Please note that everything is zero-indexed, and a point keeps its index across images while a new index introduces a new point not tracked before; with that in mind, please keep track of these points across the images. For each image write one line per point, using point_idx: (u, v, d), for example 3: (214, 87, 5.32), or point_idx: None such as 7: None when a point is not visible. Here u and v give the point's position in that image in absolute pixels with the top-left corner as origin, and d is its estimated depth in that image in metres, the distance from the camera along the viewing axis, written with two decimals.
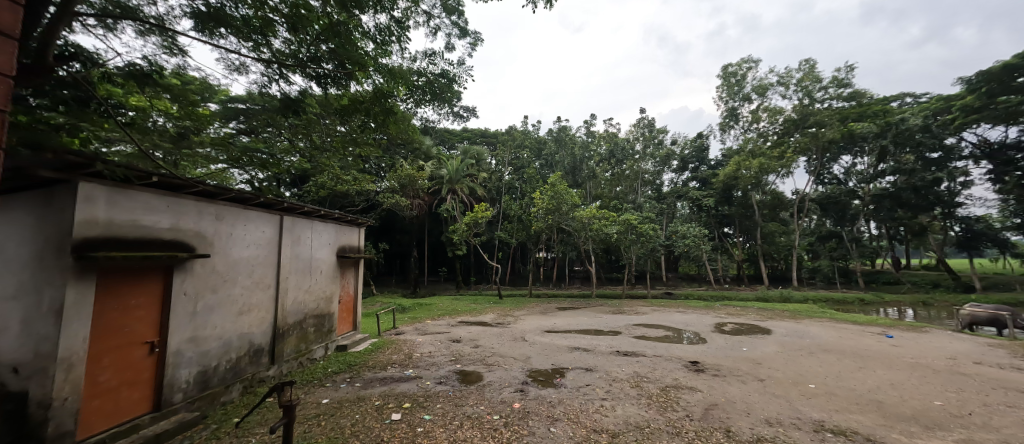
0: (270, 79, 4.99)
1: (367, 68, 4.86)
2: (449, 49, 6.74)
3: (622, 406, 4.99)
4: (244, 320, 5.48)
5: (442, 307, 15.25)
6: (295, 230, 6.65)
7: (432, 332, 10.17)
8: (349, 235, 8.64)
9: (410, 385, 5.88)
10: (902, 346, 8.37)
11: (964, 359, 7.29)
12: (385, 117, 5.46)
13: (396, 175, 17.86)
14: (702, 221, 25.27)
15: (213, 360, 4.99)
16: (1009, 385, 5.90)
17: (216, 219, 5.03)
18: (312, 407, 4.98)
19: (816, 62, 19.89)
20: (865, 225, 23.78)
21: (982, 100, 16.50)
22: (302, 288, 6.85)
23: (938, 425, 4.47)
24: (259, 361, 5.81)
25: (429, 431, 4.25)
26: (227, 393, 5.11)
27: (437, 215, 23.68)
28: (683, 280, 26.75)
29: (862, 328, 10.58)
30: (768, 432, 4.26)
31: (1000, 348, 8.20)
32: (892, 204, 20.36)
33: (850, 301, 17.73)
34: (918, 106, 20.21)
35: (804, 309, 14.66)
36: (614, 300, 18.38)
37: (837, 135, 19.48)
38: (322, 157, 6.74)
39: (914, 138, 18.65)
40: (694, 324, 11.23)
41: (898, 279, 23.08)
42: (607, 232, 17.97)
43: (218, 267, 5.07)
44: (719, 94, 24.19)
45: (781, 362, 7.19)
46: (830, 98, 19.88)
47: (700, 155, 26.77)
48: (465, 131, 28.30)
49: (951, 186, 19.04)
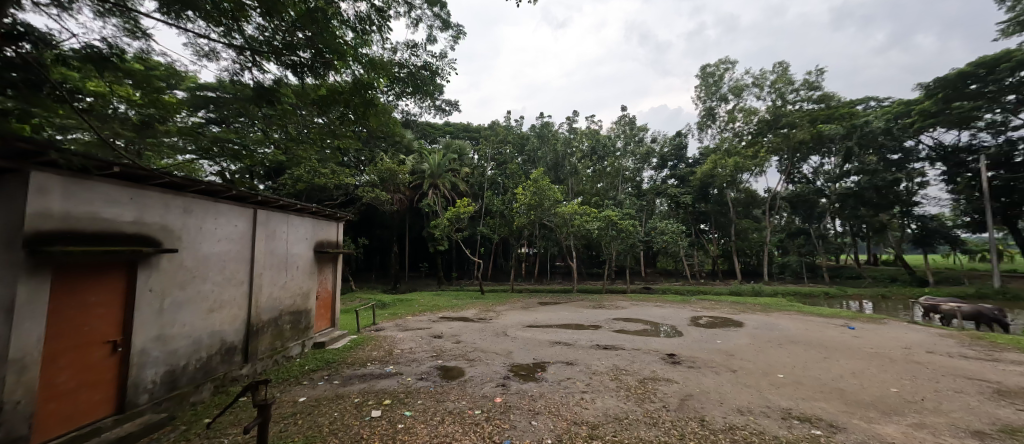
0: (242, 66, 4.85)
1: (345, 57, 4.85)
2: (431, 41, 6.67)
3: (602, 398, 5.09)
4: (215, 317, 5.28)
5: (423, 303, 15.08)
6: (269, 225, 6.43)
7: (414, 328, 10.09)
8: (327, 230, 8.42)
9: (391, 381, 5.82)
10: (862, 337, 8.86)
11: (919, 349, 7.78)
12: (365, 109, 5.43)
13: (376, 169, 17.40)
14: (680, 217, 26.08)
15: (182, 359, 4.78)
16: (957, 372, 6.33)
17: (184, 212, 4.82)
18: (289, 406, 4.87)
19: (789, 64, 20.56)
20: (831, 223, 24.83)
21: (938, 105, 17.73)
22: (278, 284, 6.66)
23: (895, 411, 4.76)
24: (233, 359, 5.62)
25: (410, 427, 4.23)
26: (197, 393, 4.92)
27: (418, 210, 23.42)
28: (662, 276, 27.44)
29: (827, 320, 11.11)
30: (740, 421, 4.44)
31: (951, 338, 8.78)
32: (855, 203, 21.11)
33: (816, 294, 18.65)
34: (882, 109, 21.34)
35: (774, 302, 15.25)
36: (595, 295, 18.62)
37: (808, 136, 20.29)
38: (297, 149, 6.56)
39: (877, 140, 19.61)
40: (671, 318, 11.55)
41: (861, 274, 24.40)
42: (588, 228, 18.13)
43: (186, 262, 4.86)
44: (698, 94, 24.71)
45: (753, 353, 7.51)
46: (801, 100, 20.62)
47: (678, 154, 27.37)
48: (447, 125, 28.02)
49: (909, 186, 20.16)
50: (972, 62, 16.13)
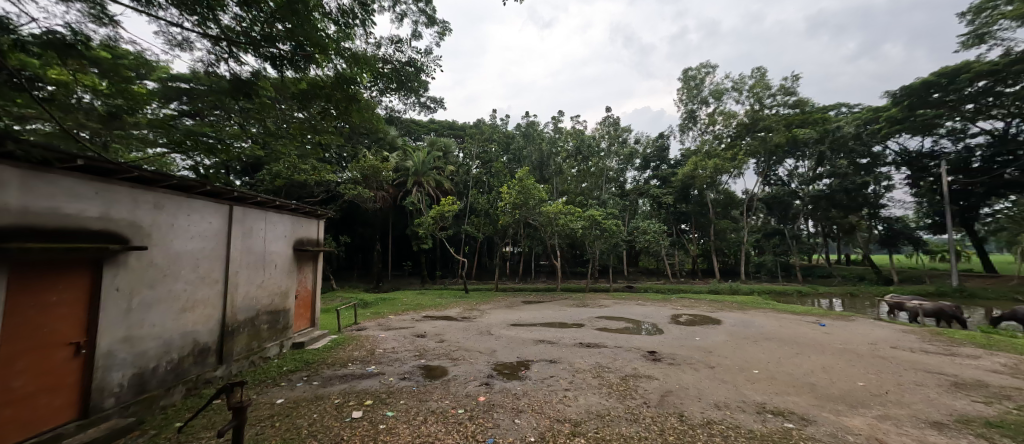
0: (217, 57, 4.70)
1: (327, 51, 4.77)
2: (416, 37, 6.59)
3: (585, 395, 5.16)
4: (187, 317, 5.09)
5: (406, 302, 14.92)
6: (246, 222, 6.22)
7: (396, 327, 9.97)
8: (307, 228, 8.21)
9: (372, 382, 5.74)
10: (832, 333, 9.25)
11: (884, 344, 8.17)
12: (347, 104, 5.38)
13: (359, 166, 17.11)
14: (662, 217, 26.58)
15: (152, 361, 4.59)
16: (919, 366, 6.68)
17: (154, 208, 4.62)
18: (265, 408, 4.74)
19: (766, 70, 21.19)
20: (805, 224, 25.71)
21: (904, 112, 18.62)
22: (254, 283, 6.46)
23: (861, 404, 4.99)
24: (206, 361, 5.43)
25: (392, 428, 4.18)
26: (167, 396, 4.73)
27: (402, 208, 23.14)
28: (643, 275, 27.96)
29: (800, 318, 11.54)
30: (717, 415, 4.57)
31: (913, 334, 9.26)
32: (826, 204, 21.94)
33: (789, 292, 19.34)
34: (852, 115, 22.24)
35: (750, 300, 15.75)
36: (579, 294, 18.81)
37: (783, 140, 21.01)
38: (276, 144, 6.36)
39: (847, 144, 20.51)
40: (653, 316, 11.79)
41: (831, 273, 25.42)
42: (572, 227, 18.30)
43: (157, 260, 4.66)
44: (680, 97, 25.20)
45: (730, 350, 7.74)
46: (778, 104, 21.30)
47: (661, 155, 27.89)
48: (432, 123, 27.76)
49: (877, 189, 21.08)
50: (935, 72, 17.04)
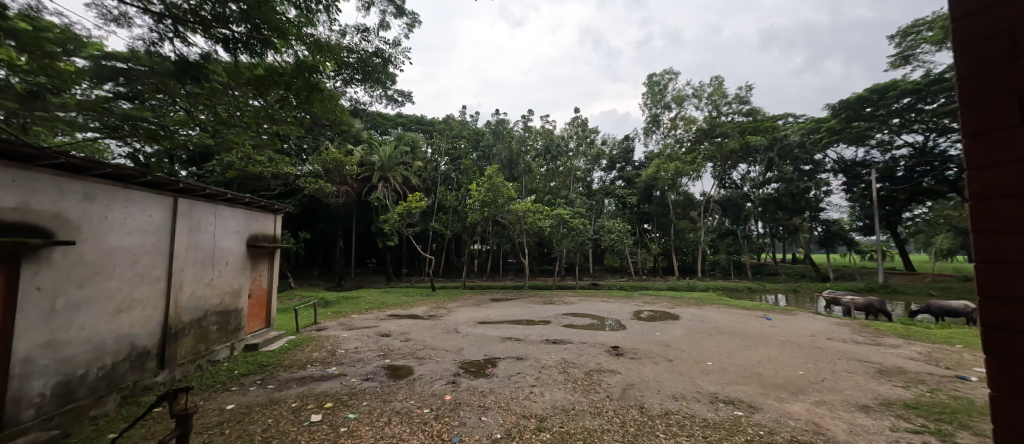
0: (161, 36, 4.34)
1: (287, 36, 4.54)
2: (384, 28, 6.39)
3: (550, 391, 5.25)
4: (123, 319, 4.66)
5: (369, 300, 14.47)
6: (193, 215, 5.78)
7: (359, 327, 9.66)
8: (263, 223, 7.74)
9: (333, 383, 5.53)
10: (776, 327, 9.99)
11: (821, 336, 8.92)
12: (309, 94, 5.16)
13: (320, 159, 16.36)
14: (626, 217, 27.43)
15: (80, 367, 4.17)
16: (850, 355, 7.35)
17: (85, 199, 4.21)
18: (213, 415, 4.44)
19: (723, 79, 22.39)
20: (755, 225, 27.45)
21: (842, 124, 20.36)
22: (202, 281, 6.02)
23: (801, 391, 5.42)
24: (146, 366, 5.00)
25: (354, 430, 4.06)
26: (99, 406, 4.31)
27: (366, 203, 22.39)
28: (608, 272, 28.82)
29: (750, 312, 12.36)
30: (675, 406, 4.80)
31: (845, 326, 10.16)
32: (774, 207, 23.62)
33: (740, 288, 20.69)
34: (798, 124, 24.01)
35: (706, 297, 16.68)
36: (546, 292, 19.08)
37: (737, 146, 22.36)
38: (227, 133, 5.92)
39: (793, 152, 22.18)
40: (616, 312, 12.18)
41: (777, 271, 27.40)
42: (540, 226, 18.49)
43: (87, 257, 4.24)
44: (644, 101, 26.09)
45: (687, 343, 8.16)
46: (733, 112, 22.59)
47: (626, 156, 28.80)
48: (400, 117, 27.05)
49: (817, 194, 22.91)
50: (868, 88, 18.77)
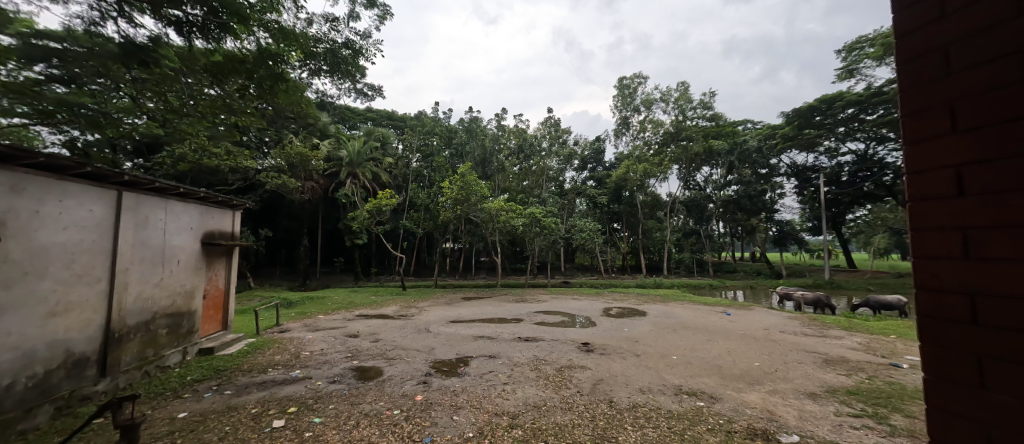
0: (103, 15, 3.99)
1: (249, 22, 4.32)
2: (354, 18, 6.19)
3: (522, 388, 5.28)
4: (57, 323, 4.26)
5: (336, 300, 13.98)
6: (140, 211, 5.37)
7: (324, 328, 9.29)
8: (220, 220, 7.30)
9: (297, 387, 5.31)
10: (735, 321, 10.54)
11: (775, 330, 9.50)
12: (272, 83, 4.92)
13: (284, 153, 15.61)
14: (597, 216, 28.00)
15: (5, 376, 3.76)
16: (800, 347, 7.88)
17: (11, 191, 3.83)
18: (162, 424, 4.14)
19: (689, 85, 23.32)
20: (716, 225, 28.80)
21: (794, 131, 21.76)
22: (150, 282, 5.60)
23: (756, 381, 5.77)
24: (84, 374, 4.58)
25: (320, 434, 3.93)
26: (29, 419, 3.91)
27: (333, 200, 21.60)
28: (578, 271, 29.36)
29: (711, 308, 12.95)
30: (642, 399, 4.98)
31: (796, 320, 10.87)
32: (734, 208, 24.88)
33: (702, 286, 21.67)
34: (756, 130, 25.44)
35: (672, 294, 17.34)
36: (517, 290, 19.14)
37: (700, 149, 23.39)
38: (179, 123, 5.49)
39: (750, 157, 23.47)
40: (586, 310, 12.42)
41: (736, 268, 28.88)
42: (513, 224, 18.50)
43: (14, 255, 3.86)
44: (614, 103, 26.74)
45: (653, 339, 8.45)
46: (697, 117, 23.63)
47: (597, 157, 29.38)
48: (369, 111, 26.27)
49: (772, 196, 24.34)
50: (817, 99, 20.18)
